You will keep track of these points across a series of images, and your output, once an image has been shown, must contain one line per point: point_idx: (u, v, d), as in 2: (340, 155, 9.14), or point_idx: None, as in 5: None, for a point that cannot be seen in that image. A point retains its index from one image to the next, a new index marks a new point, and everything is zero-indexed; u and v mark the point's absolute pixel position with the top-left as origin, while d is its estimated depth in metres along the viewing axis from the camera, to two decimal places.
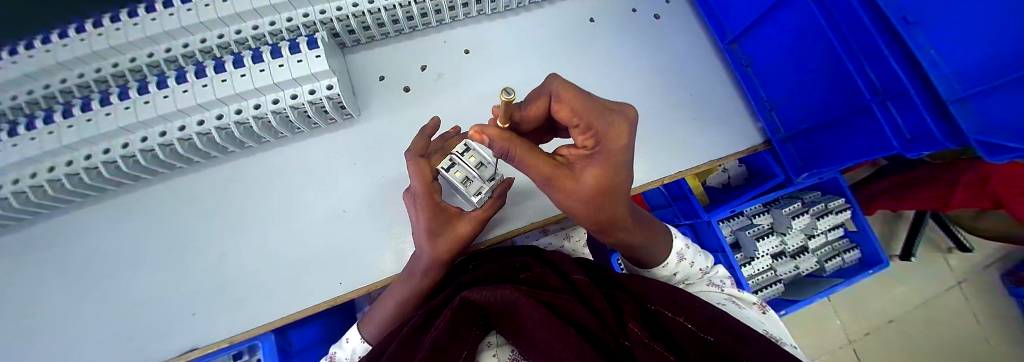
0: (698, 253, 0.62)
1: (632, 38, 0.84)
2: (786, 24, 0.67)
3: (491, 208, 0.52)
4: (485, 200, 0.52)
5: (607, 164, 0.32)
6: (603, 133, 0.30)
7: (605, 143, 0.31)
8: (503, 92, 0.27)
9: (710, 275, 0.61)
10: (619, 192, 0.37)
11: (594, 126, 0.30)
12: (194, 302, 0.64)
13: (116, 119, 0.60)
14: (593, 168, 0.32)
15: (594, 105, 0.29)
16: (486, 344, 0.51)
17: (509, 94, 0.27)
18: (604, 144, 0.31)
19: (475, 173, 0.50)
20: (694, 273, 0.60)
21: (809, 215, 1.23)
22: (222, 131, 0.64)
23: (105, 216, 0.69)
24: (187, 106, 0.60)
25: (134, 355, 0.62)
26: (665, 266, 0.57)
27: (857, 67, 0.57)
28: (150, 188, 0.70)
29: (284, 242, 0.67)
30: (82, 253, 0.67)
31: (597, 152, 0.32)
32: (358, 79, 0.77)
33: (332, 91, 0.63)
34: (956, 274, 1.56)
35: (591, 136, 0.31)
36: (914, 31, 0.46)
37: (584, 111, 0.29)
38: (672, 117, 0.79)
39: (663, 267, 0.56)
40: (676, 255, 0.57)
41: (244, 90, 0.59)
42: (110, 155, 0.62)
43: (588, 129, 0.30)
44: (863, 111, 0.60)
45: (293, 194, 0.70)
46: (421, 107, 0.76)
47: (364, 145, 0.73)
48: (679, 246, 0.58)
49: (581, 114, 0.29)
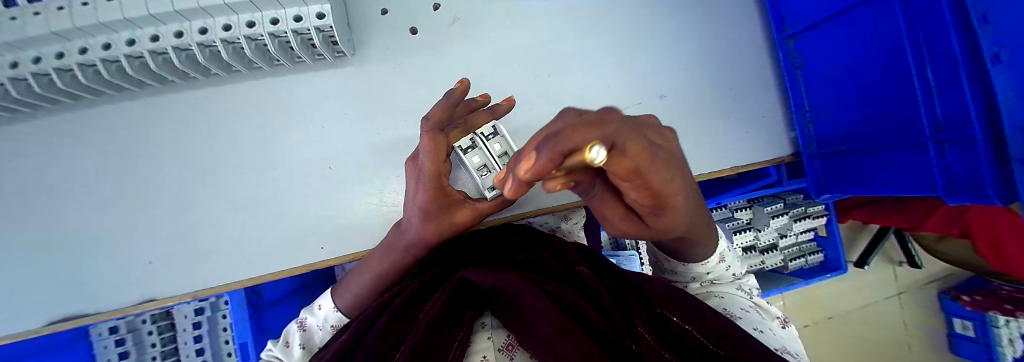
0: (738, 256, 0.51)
1: (682, 10, 0.72)
2: (862, 28, 0.58)
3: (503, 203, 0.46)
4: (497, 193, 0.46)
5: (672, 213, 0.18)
6: (664, 190, 0.15)
7: (670, 197, 0.16)
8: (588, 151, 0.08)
9: (742, 280, 0.51)
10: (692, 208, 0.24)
11: (657, 184, 0.13)
12: (155, 250, 0.58)
13: (48, 22, 0.46)
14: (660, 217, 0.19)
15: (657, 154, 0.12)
16: (481, 324, 0.46)
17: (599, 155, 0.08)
18: (666, 197, 0.16)
19: (496, 163, 0.45)
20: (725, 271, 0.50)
21: (786, 217, 1.25)
22: (182, 53, 0.52)
23: (39, 136, 0.58)
24: (134, 16, 0.47)
25: (94, 295, 0.57)
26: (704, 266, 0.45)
27: (927, 96, 0.51)
28: (94, 111, 0.59)
29: (258, 193, 0.60)
30: (18, 178, 0.58)
31: (660, 208, 0.17)
32: (355, 8, 0.63)
33: (323, 22, 0.51)
34: (901, 286, 1.71)
35: (651, 194, 0.15)
36: (1001, 71, 0.40)
37: (654, 169, 0.12)
38: (704, 112, 0.72)
39: (700, 266, 0.45)
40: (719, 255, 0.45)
41: (209, 4, 0.47)
42: (41, 66, 0.49)
43: (646, 187, 0.14)
44: (914, 144, 0.55)
45: (269, 140, 0.61)
46: (428, 56, 0.65)
47: (357, 93, 0.63)
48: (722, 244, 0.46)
49: (643, 174, 0.12)
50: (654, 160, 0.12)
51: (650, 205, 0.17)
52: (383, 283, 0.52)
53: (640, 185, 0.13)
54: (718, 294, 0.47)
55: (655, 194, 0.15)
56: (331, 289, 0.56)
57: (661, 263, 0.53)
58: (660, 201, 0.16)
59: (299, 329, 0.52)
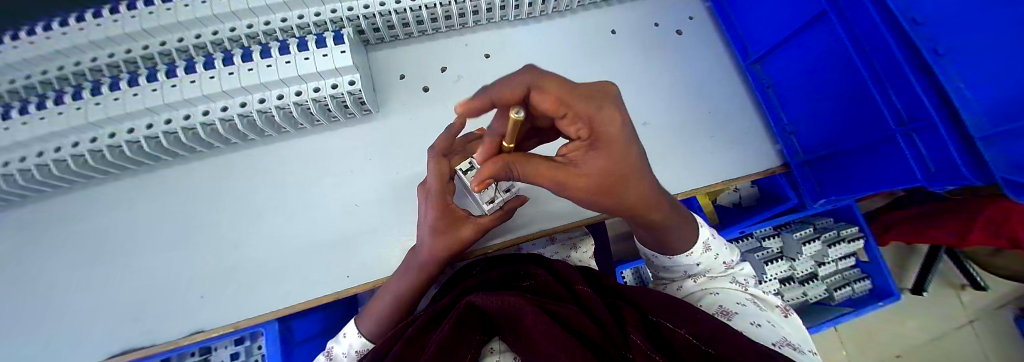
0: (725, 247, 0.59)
1: (655, 52, 0.84)
2: (814, 47, 0.66)
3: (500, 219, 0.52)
4: (496, 209, 0.53)
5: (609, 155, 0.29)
6: (593, 115, 0.28)
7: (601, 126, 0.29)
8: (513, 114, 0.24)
9: (734, 271, 0.56)
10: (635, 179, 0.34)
11: (585, 111, 0.27)
12: (200, 286, 0.65)
13: (143, 100, 0.61)
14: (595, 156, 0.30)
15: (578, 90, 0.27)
16: (490, 349, 0.49)
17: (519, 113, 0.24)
18: (600, 122, 0.28)
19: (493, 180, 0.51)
20: (713, 263, 0.56)
21: (819, 242, 1.20)
22: (243, 119, 0.65)
23: (122, 193, 0.70)
24: (212, 92, 0.61)
25: (140, 333, 0.63)
26: (687, 256, 0.54)
27: (883, 95, 0.56)
28: (168, 170, 0.72)
29: (292, 232, 0.68)
30: (98, 229, 0.68)
31: (594, 141, 0.30)
32: (379, 75, 0.78)
33: (353, 86, 0.64)
34: (970, 312, 1.52)
35: (582, 123, 0.28)
36: (942, 63, 0.44)
37: (566, 97, 0.26)
38: (688, 134, 0.78)
39: (685, 256, 0.53)
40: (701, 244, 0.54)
41: (268, 80, 0.60)
42: (134, 135, 0.63)
43: (577, 117, 0.28)
44: (887, 141, 0.59)
45: (305, 185, 0.71)
46: (438, 107, 0.76)
47: (379, 141, 0.73)
48: (704, 235, 0.56)
49: (568, 102, 0.27)
50: (576, 93, 0.27)
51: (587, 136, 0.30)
52: (397, 308, 0.56)
53: (574, 113, 0.28)
54: (715, 291, 0.52)
55: (591, 125, 0.28)
56: (354, 318, 0.59)
57: (654, 263, 0.60)
58: (595, 130, 0.29)
59: (325, 358, 0.53)
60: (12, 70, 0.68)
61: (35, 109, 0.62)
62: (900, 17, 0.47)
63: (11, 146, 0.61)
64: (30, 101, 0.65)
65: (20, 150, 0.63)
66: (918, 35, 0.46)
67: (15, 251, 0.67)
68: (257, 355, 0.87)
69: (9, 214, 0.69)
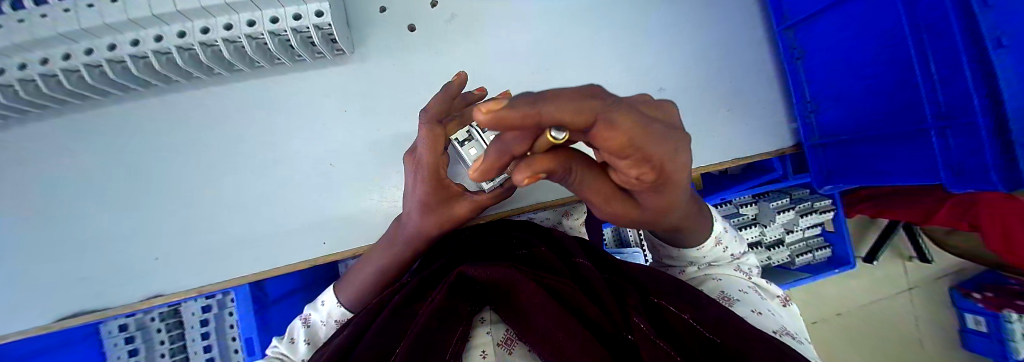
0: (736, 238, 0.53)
1: (683, 2, 0.72)
2: (860, 16, 0.58)
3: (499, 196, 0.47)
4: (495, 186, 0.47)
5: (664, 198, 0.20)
6: (664, 162, 0.14)
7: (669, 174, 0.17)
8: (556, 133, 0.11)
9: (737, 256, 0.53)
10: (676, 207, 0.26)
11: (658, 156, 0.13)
12: (161, 246, 0.59)
13: (50, 23, 0.48)
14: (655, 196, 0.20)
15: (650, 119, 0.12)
16: (481, 320, 0.45)
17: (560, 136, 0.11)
18: (672, 170, 0.15)
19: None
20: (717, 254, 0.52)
21: (793, 212, 1.23)
22: (184, 53, 0.53)
23: (51, 137, 0.60)
24: (140, 17, 0.48)
25: (106, 291, 0.59)
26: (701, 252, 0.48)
27: (925, 80, 0.50)
28: (102, 112, 0.60)
29: (262, 191, 0.61)
30: (29, 179, 0.59)
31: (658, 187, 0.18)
32: (354, 6, 0.64)
33: (321, 20, 0.52)
34: (911, 281, 1.68)
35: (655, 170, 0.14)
36: (1002, 56, 0.40)
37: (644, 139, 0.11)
38: (705, 105, 0.72)
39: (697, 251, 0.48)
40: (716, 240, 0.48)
41: (210, 4, 0.48)
42: (47, 67, 0.51)
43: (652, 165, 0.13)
44: (915, 131, 0.54)
45: (273, 138, 0.62)
46: (427, 53, 0.65)
47: (357, 91, 0.63)
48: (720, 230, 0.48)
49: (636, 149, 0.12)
50: (650, 132, 0.11)
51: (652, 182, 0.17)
52: (383, 274, 0.53)
53: (640, 159, 0.12)
54: (717, 276, 0.50)
55: (658, 178, 0.16)
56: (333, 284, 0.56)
57: (658, 251, 0.54)
58: (661, 179, 0.16)
59: (303, 326, 0.51)
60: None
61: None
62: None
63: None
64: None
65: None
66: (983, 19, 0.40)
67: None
68: (230, 307, 0.89)
69: None
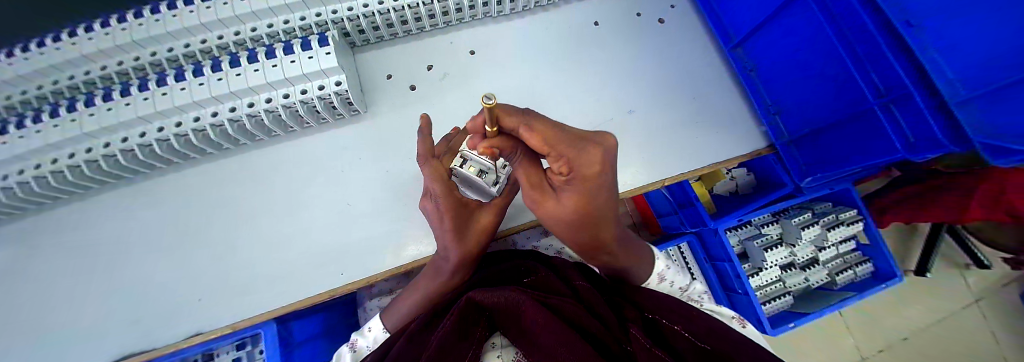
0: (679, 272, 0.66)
1: (638, 41, 0.85)
2: (792, 26, 0.66)
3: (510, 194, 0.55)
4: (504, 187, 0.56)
5: (586, 194, 0.27)
6: (573, 162, 0.24)
7: (580, 173, 0.25)
8: (483, 98, 0.22)
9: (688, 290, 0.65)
10: (608, 219, 0.34)
11: (569, 157, 0.24)
12: (201, 288, 0.66)
13: (136, 109, 0.62)
14: (570, 194, 0.28)
15: (564, 134, 0.24)
16: (490, 345, 0.47)
17: (490, 101, 0.22)
18: (580, 169, 0.25)
19: (489, 165, 0.55)
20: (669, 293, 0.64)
21: (818, 226, 1.18)
22: (234, 124, 0.66)
23: (122, 201, 0.72)
24: (202, 99, 0.62)
25: (143, 337, 0.64)
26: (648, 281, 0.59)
27: (859, 69, 0.56)
28: (165, 177, 0.73)
29: (287, 233, 0.69)
30: (98, 238, 0.70)
31: (572, 182, 0.27)
32: (366, 77, 0.79)
33: (340, 87, 0.65)
34: (974, 291, 1.51)
35: (567, 166, 0.25)
36: (916, 34, 0.45)
37: (556, 140, 0.24)
38: (677, 120, 0.79)
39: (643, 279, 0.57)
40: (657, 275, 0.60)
41: (256, 85, 0.62)
42: (128, 143, 0.64)
43: (560, 159, 0.25)
44: (864, 113, 0.59)
45: (299, 186, 0.72)
46: (427, 105, 0.77)
47: (369, 141, 0.75)
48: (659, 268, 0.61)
49: (552, 145, 0.24)
50: (568, 144, 0.24)
51: (563, 174, 0.27)
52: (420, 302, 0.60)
53: (560, 157, 0.25)
54: None
55: (573, 172, 0.25)
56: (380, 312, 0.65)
57: None
58: (573, 178, 0.26)
59: (351, 350, 0.59)
60: (8, 85, 0.69)
61: (30, 123, 0.63)
62: None
63: (11, 159, 0.62)
64: (22, 115, 0.66)
65: (17, 163, 0.64)
66: (891, 7, 0.46)
67: (18, 263, 0.68)
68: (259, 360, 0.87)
69: (13, 226, 0.70)
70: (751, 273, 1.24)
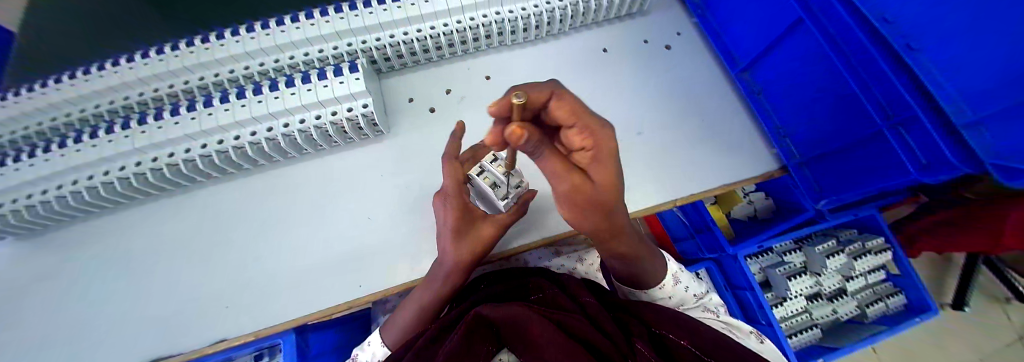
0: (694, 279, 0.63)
1: (645, 67, 0.89)
2: (797, 50, 0.68)
3: (516, 211, 0.57)
4: (512, 204, 0.58)
5: (613, 168, 0.30)
6: (597, 131, 0.29)
7: (601, 144, 0.30)
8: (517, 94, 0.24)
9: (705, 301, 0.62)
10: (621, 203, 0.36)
11: (591, 127, 0.30)
12: (224, 297, 0.68)
13: (183, 127, 0.68)
14: (602, 170, 0.30)
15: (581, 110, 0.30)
16: (498, 361, 0.48)
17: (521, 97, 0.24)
18: (601, 139, 0.29)
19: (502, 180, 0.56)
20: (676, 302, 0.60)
21: (844, 255, 1.14)
22: (269, 142, 0.72)
23: (159, 212, 0.77)
24: (243, 118, 0.68)
25: (167, 344, 0.66)
26: (660, 287, 0.57)
27: (864, 92, 0.58)
28: (200, 190, 0.78)
29: (309, 245, 0.72)
30: (134, 247, 0.74)
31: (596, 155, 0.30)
32: (389, 99, 0.84)
33: (367, 109, 0.70)
34: (1019, 327, 1.40)
35: (590, 138, 0.30)
36: (919, 57, 0.45)
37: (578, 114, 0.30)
38: (687, 142, 0.81)
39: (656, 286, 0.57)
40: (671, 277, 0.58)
41: (292, 106, 0.67)
42: (172, 158, 0.69)
43: (586, 131, 0.30)
44: (874, 135, 0.60)
45: (323, 201, 0.76)
46: (445, 125, 0.82)
47: (391, 159, 0.79)
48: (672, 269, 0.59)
49: (577, 115, 0.30)
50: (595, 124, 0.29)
51: (587, 149, 0.31)
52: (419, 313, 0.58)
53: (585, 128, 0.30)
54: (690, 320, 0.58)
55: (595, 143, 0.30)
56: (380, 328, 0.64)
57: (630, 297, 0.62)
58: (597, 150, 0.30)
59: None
60: (70, 105, 0.77)
61: (87, 138, 0.69)
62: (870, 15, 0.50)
63: (67, 171, 0.68)
64: (80, 132, 0.73)
65: (71, 174, 0.70)
66: (891, 31, 0.48)
67: (60, 269, 0.73)
68: None
69: (59, 233, 0.75)
70: (774, 303, 1.19)
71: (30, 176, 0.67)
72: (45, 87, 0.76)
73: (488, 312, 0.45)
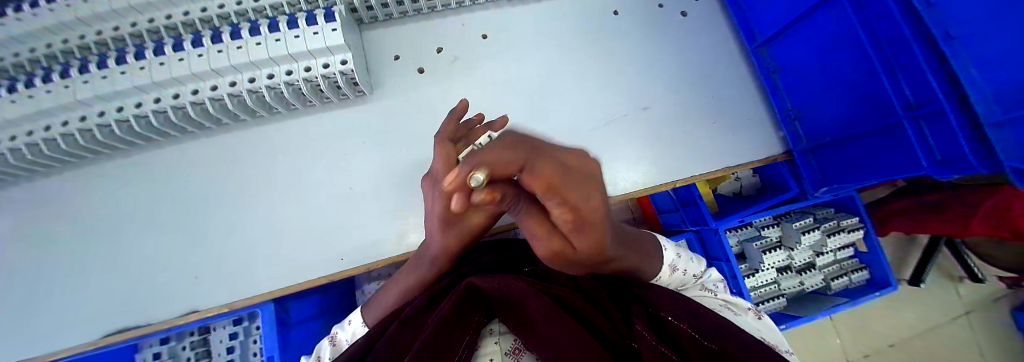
0: (692, 259, 0.60)
1: (658, 34, 0.81)
2: (822, 29, 0.62)
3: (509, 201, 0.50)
4: None
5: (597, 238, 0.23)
6: (581, 207, 0.18)
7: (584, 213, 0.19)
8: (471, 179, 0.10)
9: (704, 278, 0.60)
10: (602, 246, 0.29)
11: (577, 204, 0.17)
12: (197, 265, 0.65)
13: (131, 78, 0.59)
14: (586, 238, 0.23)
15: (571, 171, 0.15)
16: (489, 331, 0.43)
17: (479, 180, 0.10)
18: (587, 213, 0.19)
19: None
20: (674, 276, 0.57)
21: (819, 232, 1.17)
22: (234, 98, 0.64)
23: (119, 173, 0.70)
24: (201, 71, 0.59)
25: (142, 310, 0.64)
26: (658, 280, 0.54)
27: (890, 80, 0.54)
28: (162, 151, 0.71)
29: (287, 214, 0.68)
30: (95, 209, 0.69)
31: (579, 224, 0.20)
32: (373, 56, 0.75)
33: (346, 66, 0.63)
34: (966, 304, 1.52)
35: (570, 215, 0.18)
36: (955, 48, 0.41)
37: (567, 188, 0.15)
38: (691, 120, 0.76)
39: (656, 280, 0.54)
40: (670, 265, 0.55)
41: (258, 59, 0.59)
42: (124, 113, 0.62)
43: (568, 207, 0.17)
44: (891, 127, 0.57)
45: (300, 168, 0.70)
46: (435, 89, 0.74)
47: (374, 124, 0.72)
48: (671, 257, 0.56)
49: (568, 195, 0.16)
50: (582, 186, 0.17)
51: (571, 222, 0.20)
52: (405, 292, 0.56)
53: (561, 201, 0.16)
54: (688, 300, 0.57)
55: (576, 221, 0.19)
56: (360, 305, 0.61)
57: None
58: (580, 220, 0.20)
59: (330, 344, 0.55)
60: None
61: (20, 87, 0.60)
62: None
63: (2, 124, 0.60)
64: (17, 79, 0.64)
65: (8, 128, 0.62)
66: (932, 17, 0.43)
67: (17, 230, 0.68)
68: (255, 335, 0.88)
69: (10, 192, 0.69)
70: (747, 274, 1.22)
71: None
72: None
73: (481, 284, 0.41)
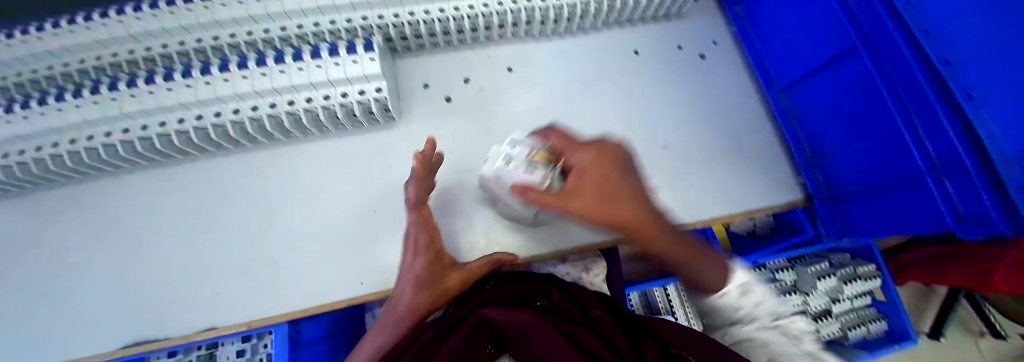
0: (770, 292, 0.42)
1: (679, 76, 0.84)
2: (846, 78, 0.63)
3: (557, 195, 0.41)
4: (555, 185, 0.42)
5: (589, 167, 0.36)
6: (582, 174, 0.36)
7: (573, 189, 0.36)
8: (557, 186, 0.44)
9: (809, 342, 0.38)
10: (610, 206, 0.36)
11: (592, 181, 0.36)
12: (219, 282, 0.65)
13: (177, 96, 0.62)
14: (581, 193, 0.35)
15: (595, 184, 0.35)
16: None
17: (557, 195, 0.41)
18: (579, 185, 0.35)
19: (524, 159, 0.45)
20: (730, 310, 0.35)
21: (835, 278, 1.15)
22: (272, 119, 0.67)
23: (152, 183, 0.72)
24: (244, 92, 0.62)
25: (158, 325, 0.63)
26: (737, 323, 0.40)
27: (912, 135, 0.53)
28: (195, 164, 0.73)
29: (310, 234, 0.68)
30: (126, 218, 0.70)
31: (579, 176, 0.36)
32: (403, 83, 0.78)
33: (381, 93, 0.65)
34: None
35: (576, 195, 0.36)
36: (977, 108, 0.40)
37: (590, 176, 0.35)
38: (714, 163, 0.77)
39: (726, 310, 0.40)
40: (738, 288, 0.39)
41: (299, 83, 0.61)
42: (165, 128, 0.64)
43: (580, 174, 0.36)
44: (915, 180, 0.56)
45: (325, 188, 0.71)
46: (460, 118, 0.77)
47: (400, 149, 0.74)
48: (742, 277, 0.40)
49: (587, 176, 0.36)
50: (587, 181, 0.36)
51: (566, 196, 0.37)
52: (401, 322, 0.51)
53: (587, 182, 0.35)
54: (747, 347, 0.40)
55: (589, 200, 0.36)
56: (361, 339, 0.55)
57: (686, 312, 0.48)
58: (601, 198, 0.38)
59: None
60: (52, 57, 0.70)
61: (69, 97, 0.63)
62: (932, 56, 0.44)
63: (49, 132, 0.62)
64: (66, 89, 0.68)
65: (52, 136, 0.64)
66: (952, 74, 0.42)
67: (49, 234, 0.69)
68: (263, 353, 0.86)
69: (49, 197, 0.72)
70: None
71: (7, 134, 0.62)
72: (23, 35, 0.70)
73: (494, 316, 0.37)
